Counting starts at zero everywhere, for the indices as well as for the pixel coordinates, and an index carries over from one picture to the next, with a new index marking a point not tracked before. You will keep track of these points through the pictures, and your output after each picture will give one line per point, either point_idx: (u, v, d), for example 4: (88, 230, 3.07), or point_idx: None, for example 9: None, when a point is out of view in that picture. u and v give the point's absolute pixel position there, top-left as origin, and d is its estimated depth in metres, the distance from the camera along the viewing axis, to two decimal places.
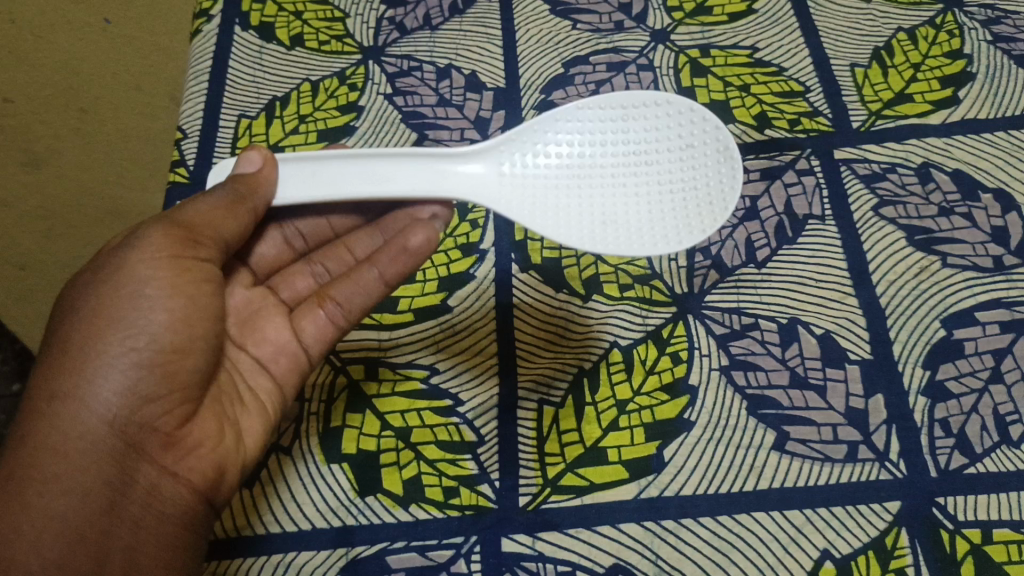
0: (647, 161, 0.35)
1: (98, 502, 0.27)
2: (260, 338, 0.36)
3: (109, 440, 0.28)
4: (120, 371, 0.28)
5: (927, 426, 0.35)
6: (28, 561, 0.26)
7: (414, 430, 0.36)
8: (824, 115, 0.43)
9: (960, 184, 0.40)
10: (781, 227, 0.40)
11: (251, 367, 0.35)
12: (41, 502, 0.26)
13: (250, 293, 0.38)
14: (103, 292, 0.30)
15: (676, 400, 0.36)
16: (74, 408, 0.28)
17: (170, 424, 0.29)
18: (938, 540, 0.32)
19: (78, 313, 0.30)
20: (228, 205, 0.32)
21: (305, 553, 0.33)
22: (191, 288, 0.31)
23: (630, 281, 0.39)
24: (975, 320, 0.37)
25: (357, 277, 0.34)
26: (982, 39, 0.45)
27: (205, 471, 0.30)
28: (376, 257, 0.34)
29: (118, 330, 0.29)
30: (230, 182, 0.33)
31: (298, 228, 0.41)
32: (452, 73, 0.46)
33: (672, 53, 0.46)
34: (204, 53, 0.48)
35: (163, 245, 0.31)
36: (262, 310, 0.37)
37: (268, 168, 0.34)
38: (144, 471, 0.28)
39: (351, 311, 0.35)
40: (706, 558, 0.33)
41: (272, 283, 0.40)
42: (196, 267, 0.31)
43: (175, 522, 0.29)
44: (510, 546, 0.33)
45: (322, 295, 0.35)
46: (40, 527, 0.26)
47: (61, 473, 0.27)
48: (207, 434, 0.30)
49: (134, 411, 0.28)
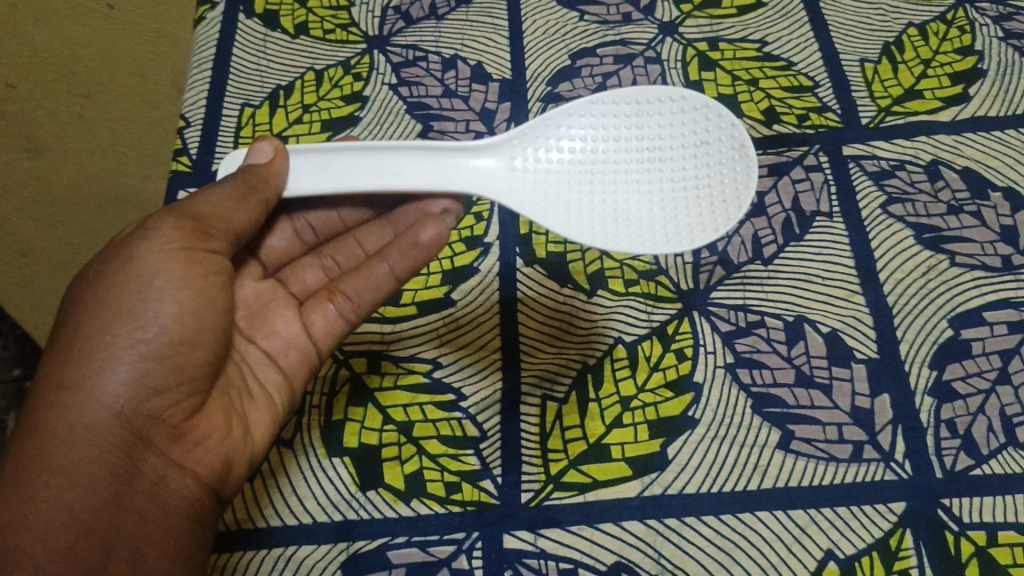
0: (661, 157, 0.34)
1: (105, 493, 0.27)
2: (269, 331, 0.36)
3: (116, 431, 0.28)
4: (128, 364, 0.28)
5: (934, 426, 0.34)
6: (35, 551, 0.25)
7: (417, 424, 0.35)
8: (833, 110, 0.43)
9: (969, 182, 0.40)
10: (788, 223, 0.39)
11: (260, 360, 0.35)
12: (48, 492, 0.26)
13: (260, 285, 0.38)
14: (112, 283, 0.29)
15: (680, 397, 0.35)
16: (82, 400, 0.28)
17: (176, 416, 0.29)
18: (943, 541, 0.32)
19: (85, 304, 0.29)
20: (239, 196, 0.32)
21: (307, 546, 0.33)
22: (199, 282, 0.30)
23: (636, 276, 0.39)
24: (983, 320, 0.36)
25: (367, 271, 0.34)
26: (993, 36, 0.45)
27: (211, 464, 0.30)
28: (388, 251, 0.34)
29: (125, 322, 0.29)
30: (241, 173, 0.32)
31: (309, 221, 0.41)
32: (457, 63, 0.46)
33: (680, 46, 0.46)
34: (208, 40, 0.47)
35: (173, 236, 0.30)
36: (271, 303, 0.37)
37: (279, 160, 0.33)
38: (151, 463, 0.28)
39: (361, 306, 0.34)
40: (709, 557, 0.32)
41: (280, 276, 0.40)
42: (206, 259, 0.31)
43: (182, 514, 0.29)
44: (512, 543, 0.33)
45: (332, 289, 0.35)
46: (46, 518, 0.26)
47: (69, 463, 0.27)
48: (214, 427, 0.30)
49: (141, 402, 0.28)
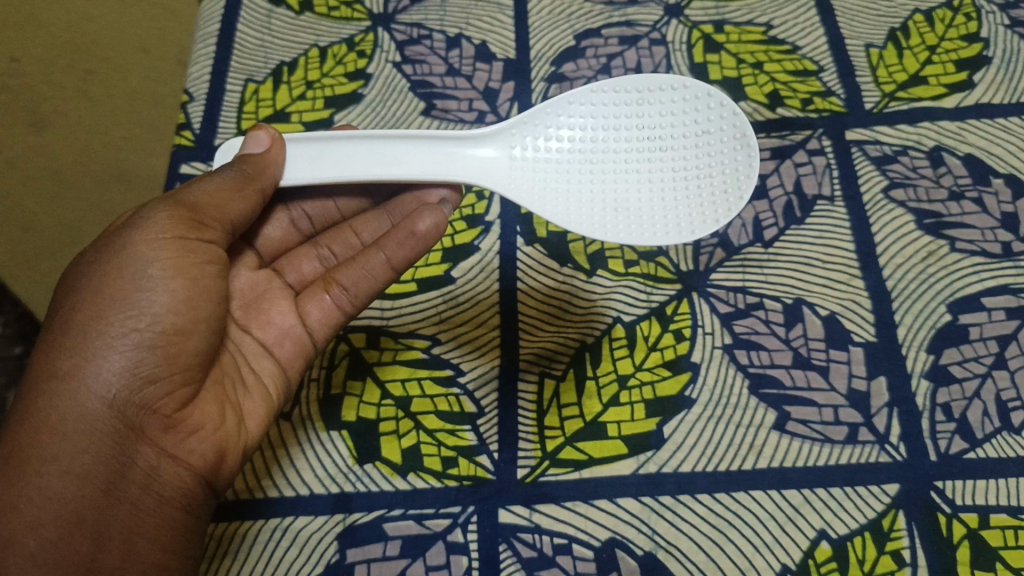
0: (662, 146, 0.34)
1: (97, 483, 0.27)
2: (264, 320, 0.35)
3: (108, 421, 0.28)
4: (120, 352, 0.28)
5: (929, 410, 0.34)
6: (26, 540, 0.25)
7: (415, 400, 0.35)
8: (837, 95, 0.43)
9: (971, 168, 0.40)
10: (790, 207, 0.39)
11: (256, 350, 0.34)
12: (39, 482, 0.26)
13: (255, 275, 0.37)
14: (107, 272, 0.29)
15: (678, 377, 0.36)
16: (75, 388, 0.28)
17: (170, 407, 0.29)
18: (935, 523, 0.32)
19: (80, 289, 0.29)
20: (235, 184, 0.32)
21: (303, 518, 0.33)
22: (194, 270, 0.30)
23: (636, 257, 0.39)
24: (981, 306, 0.37)
25: (364, 261, 0.34)
26: (999, 23, 0.45)
27: (205, 454, 0.30)
28: (385, 242, 0.34)
29: (120, 310, 0.29)
30: (237, 162, 0.33)
31: (305, 211, 0.41)
32: (462, 42, 0.46)
33: (686, 28, 0.46)
34: (213, 15, 0.47)
35: (168, 225, 0.30)
36: (267, 293, 0.36)
37: (275, 149, 0.34)
38: (144, 453, 0.28)
39: (356, 296, 0.34)
40: (701, 535, 0.33)
41: (278, 266, 0.39)
42: (201, 248, 0.31)
43: (174, 505, 0.29)
44: (507, 517, 0.33)
45: (328, 279, 0.35)
46: (38, 508, 0.26)
47: (62, 453, 0.27)
48: (210, 416, 0.30)
49: (134, 392, 0.28)
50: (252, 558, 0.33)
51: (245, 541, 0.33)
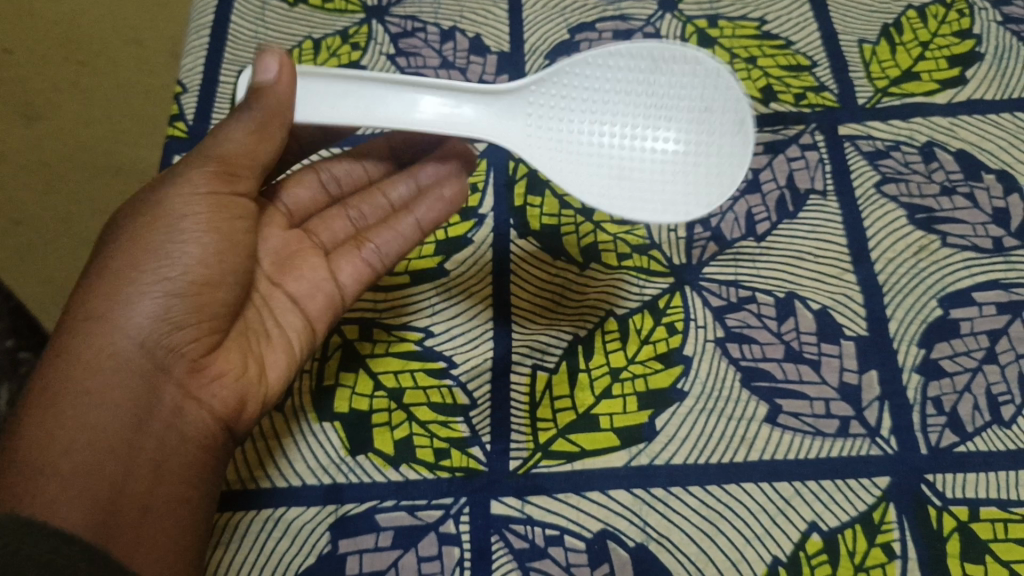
0: (667, 120, 0.34)
1: (128, 413, 0.27)
2: (296, 272, 0.34)
3: (138, 360, 0.28)
4: (152, 299, 0.28)
5: (920, 403, 0.35)
6: (59, 463, 0.25)
7: (407, 391, 0.35)
8: (830, 90, 0.43)
9: (962, 164, 0.40)
10: (782, 201, 0.40)
11: (284, 304, 0.34)
12: (75, 410, 0.26)
13: (287, 234, 0.36)
14: (136, 226, 0.30)
15: (670, 369, 0.36)
16: (107, 328, 0.28)
17: (197, 351, 0.29)
18: (926, 516, 0.33)
19: (97, 253, 0.30)
20: (258, 130, 0.30)
21: (295, 509, 0.33)
22: (225, 227, 0.30)
23: (629, 250, 0.39)
24: (972, 300, 0.37)
25: (395, 224, 0.35)
26: (992, 20, 0.45)
27: (228, 400, 0.30)
28: (415, 205, 0.36)
29: (150, 260, 0.29)
30: (252, 97, 0.29)
31: (334, 171, 0.39)
32: (456, 35, 0.46)
33: (680, 23, 0.46)
34: (207, 6, 0.47)
35: (202, 181, 0.30)
36: (298, 252, 0.35)
37: (285, 80, 0.29)
38: (170, 391, 0.29)
39: (388, 257, 0.35)
40: (693, 527, 0.33)
41: (309, 224, 0.37)
42: (233, 204, 0.31)
43: (197, 444, 0.29)
44: (499, 509, 0.33)
45: (359, 237, 0.36)
46: (74, 434, 0.26)
47: (95, 385, 0.27)
48: (232, 364, 0.31)
49: (163, 334, 0.28)
50: (244, 548, 0.33)
51: (236, 532, 0.33)
